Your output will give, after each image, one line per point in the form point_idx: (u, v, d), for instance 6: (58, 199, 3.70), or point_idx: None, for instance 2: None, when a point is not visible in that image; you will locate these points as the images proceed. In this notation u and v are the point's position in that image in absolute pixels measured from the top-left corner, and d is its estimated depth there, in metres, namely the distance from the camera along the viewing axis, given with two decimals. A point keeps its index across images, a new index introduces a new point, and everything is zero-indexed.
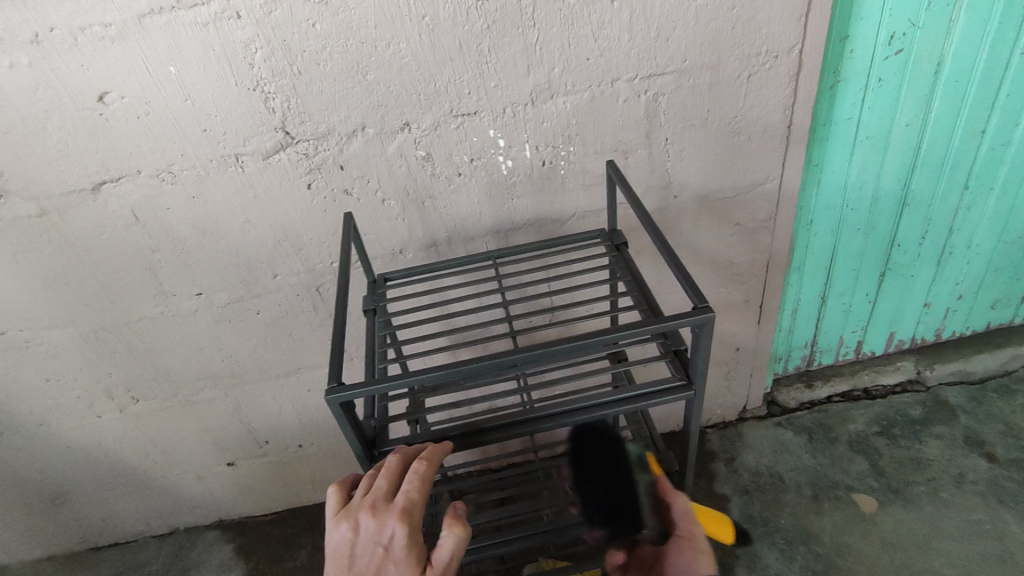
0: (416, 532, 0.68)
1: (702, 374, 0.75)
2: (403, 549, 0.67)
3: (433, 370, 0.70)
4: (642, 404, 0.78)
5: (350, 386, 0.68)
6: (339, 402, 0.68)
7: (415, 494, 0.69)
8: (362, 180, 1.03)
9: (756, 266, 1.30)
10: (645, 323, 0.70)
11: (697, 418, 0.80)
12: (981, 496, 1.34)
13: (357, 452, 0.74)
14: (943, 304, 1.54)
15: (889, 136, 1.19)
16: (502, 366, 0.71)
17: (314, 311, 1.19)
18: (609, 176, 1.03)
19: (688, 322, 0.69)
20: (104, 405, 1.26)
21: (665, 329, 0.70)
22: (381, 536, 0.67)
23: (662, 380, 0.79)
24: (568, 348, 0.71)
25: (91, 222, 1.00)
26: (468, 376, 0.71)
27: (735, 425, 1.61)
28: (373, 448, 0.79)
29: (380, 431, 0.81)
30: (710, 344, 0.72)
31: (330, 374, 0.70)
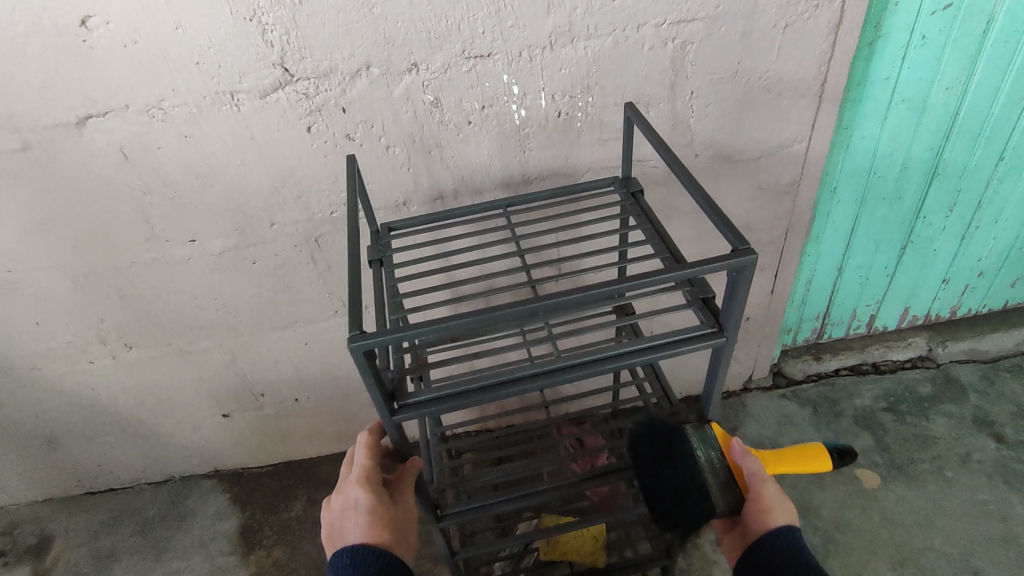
0: (376, 484, 0.74)
1: (734, 320, 0.71)
2: (371, 502, 0.71)
3: (454, 317, 0.65)
4: (670, 355, 0.73)
5: (373, 333, 0.62)
6: (362, 350, 0.62)
7: (367, 458, 0.74)
8: (365, 125, 0.96)
9: (775, 233, 1.25)
10: (680, 268, 0.66)
11: (725, 364, 0.77)
12: (985, 476, 1.33)
13: (378, 405, 0.68)
14: (962, 281, 1.49)
15: (927, 100, 1.12)
16: (529, 314, 0.67)
17: (313, 263, 1.14)
18: (628, 119, 0.95)
19: (727, 265, 0.64)
20: (96, 350, 1.23)
21: (702, 274, 0.65)
22: (350, 503, 0.72)
23: (691, 328, 0.74)
24: (600, 294, 0.66)
25: (77, 159, 0.94)
26: (492, 324, 0.66)
27: (740, 394, 1.59)
28: (393, 402, 0.71)
29: (400, 384, 0.73)
30: (748, 291, 0.68)
31: (350, 321, 0.63)
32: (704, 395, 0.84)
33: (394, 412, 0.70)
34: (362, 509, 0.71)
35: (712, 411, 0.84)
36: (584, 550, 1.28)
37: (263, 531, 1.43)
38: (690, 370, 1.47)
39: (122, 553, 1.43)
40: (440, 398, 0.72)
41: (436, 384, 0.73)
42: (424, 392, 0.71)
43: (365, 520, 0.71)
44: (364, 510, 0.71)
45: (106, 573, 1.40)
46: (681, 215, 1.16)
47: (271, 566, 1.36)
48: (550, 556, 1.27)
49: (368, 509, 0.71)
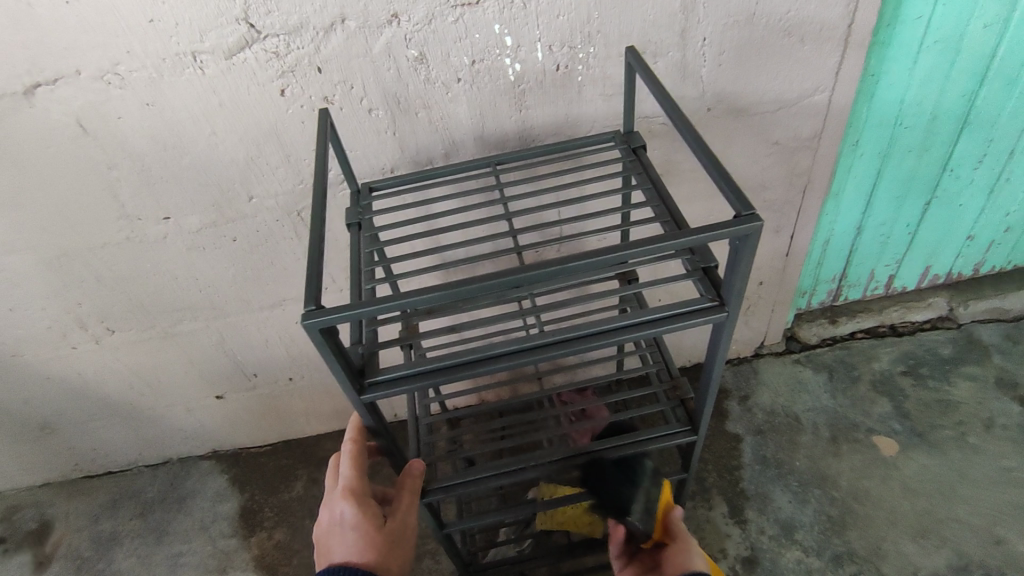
0: (365, 497, 0.67)
1: (736, 294, 0.63)
2: (358, 518, 0.65)
3: (427, 291, 0.58)
4: (663, 330, 0.65)
5: (332, 308, 0.54)
6: (319, 329, 0.54)
7: (352, 469, 0.67)
8: (344, 85, 0.87)
9: (793, 193, 1.16)
10: (676, 235, 0.58)
11: (724, 346, 0.68)
12: (1010, 442, 1.28)
13: (344, 385, 0.61)
14: (988, 237, 1.41)
15: (963, 40, 1.01)
16: (508, 285, 0.60)
17: (297, 238, 1.07)
18: (629, 64, 0.85)
19: (727, 234, 0.56)
20: (77, 336, 1.17)
21: (700, 242, 0.57)
22: (337, 518, 0.66)
23: (688, 301, 0.66)
24: (586, 264, 0.59)
25: (30, 133, 0.86)
26: (467, 296, 0.60)
27: (751, 361, 1.53)
28: (362, 378, 0.65)
29: (370, 359, 0.66)
30: (751, 262, 0.59)
31: (307, 295, 0.56)
32: (704, 384, 0.76)
33: (362, 391, 0.63)
34: (347, 525, 0.65)
35: (714, 390, 0.75)
36: (583, 520, 1.12)
37: (264, 512, 1.40)
38: (700, 339, 1.41)
39: (123, 537, 1.41)
40: (417, 374, 0.65)
41: (414, 359, 0.66)
42: (399, 368, 0.65)
43: (350, 538, 0.65)
44: (350, 526, 0.65)
45: (108, 557, 1.38)
46: (692, 175, 1.07)
47: (273, 548, 1.34)
48: (548, 526, 1.15)
49: (353, 526, 0.65)
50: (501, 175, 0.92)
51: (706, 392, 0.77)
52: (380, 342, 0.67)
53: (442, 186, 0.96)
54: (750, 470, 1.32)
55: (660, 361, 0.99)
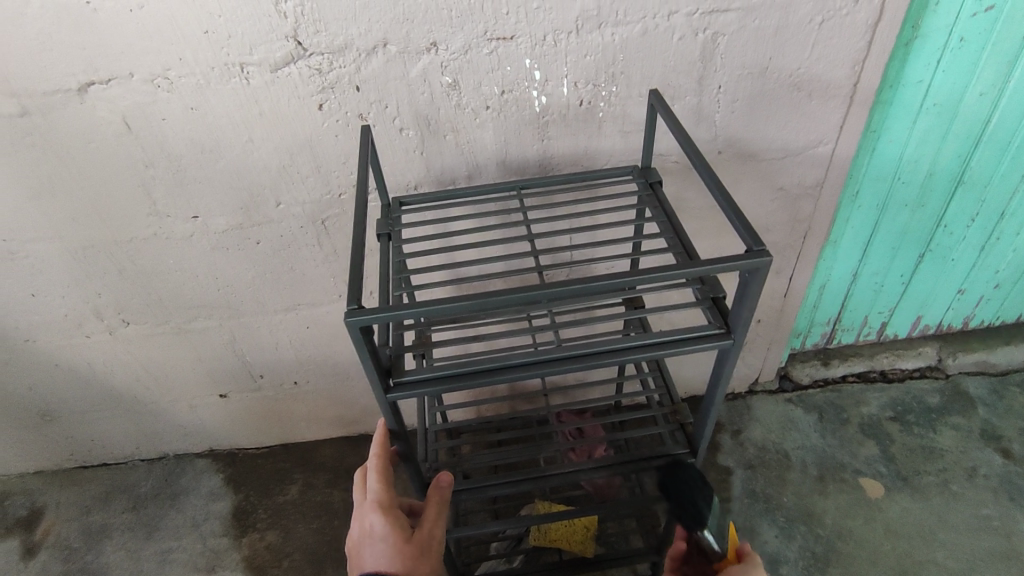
0: (392, 508, 0.69)
1: (743, 323, 0.67)
2: (386, 530, 0.67)
3: (459, 299, 0.62)
4: (673, 352, 0.69)
5: (373, 308, 0.58)
6: (359, 326, 0.58)
7: (379, 483, 0.69)
8: (379, 105, 0.92)
9: (793, 237, 1.21)
10: (692, 264, 0.62)
11: (727, 373, 0.72)
12: (991, 492, 1.31)
13: (373, 382, 0.65)
14: (978, 292, 1.46)
15: (959, 105, 1.08)
16: (532, 300, 0.64)
17: (318, 245, 1.11)
18: (651, 105, 0.91)
19: (739, 266, 0.61)
20: (92, 325, 1.20)
21: (714, 272, 0.62)
22: (366, 530, 0.68)
23: (697, 328, 0.71)
24: (605, 285, 0.63)
25: (77, 127, 0.90)
26: (493, 308, 0.64)
27: (745, 397, 1.56)
28: (388, 378, 0.68)
29: (396, 360, 0.70)
30: (759, 294, 0.64)
31: (348, 294, 0.60)
32: (704, 408, 0.80)
33: (388, 391, 0.67)
34: (377, 537, 0.67)
35: (714, 416, 0.79)
36: (575, 539, 1.17)
37: (257, 513, 1.41)
38: (697, 371, 1.45)
39: (113, 530, 1.41)
40: (438, 379, 0.69)
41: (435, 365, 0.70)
42: (423, 371, 0.68)
43: (380, 549, 0.67)
44: (379, 538, 0.67)
45: (97, 549, 1.38)
46: (700, 213, 1.12)
47: (264, 550, 1.35)
48: (540, 543, 1.18)
49: (382, 537, 0.67)
50: (524, 198, 0.97)
51: (706, 417, 0.81)
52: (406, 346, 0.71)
53: (464, 205, 1.00)
54: (738, 503, 1.34)
55: (660, 386, 1.03)
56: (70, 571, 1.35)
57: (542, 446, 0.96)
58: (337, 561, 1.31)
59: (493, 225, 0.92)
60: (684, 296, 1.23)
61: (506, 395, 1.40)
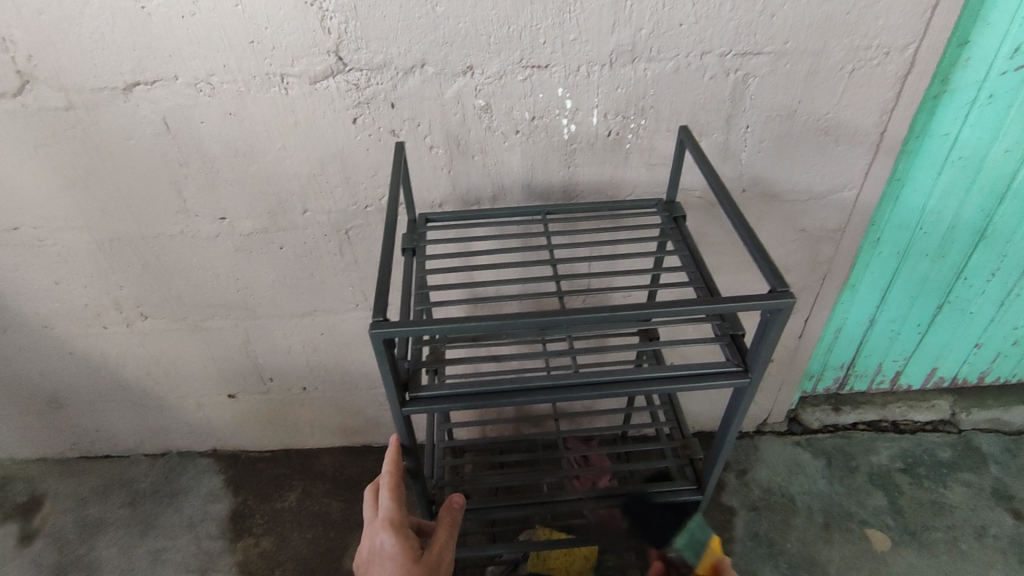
0: (402, 527, 0.69)
1: (762, 362, 0.67)
2: (395, 548, 0.67)
3: (481, 319, 0.63)
4: (691, 387, 0.69)
5: (397, 322, 0.59)
6: (382, 339, 0.59)
7: (390, 500, 0.70)
8: (412, 122, 0.94)
9: (811, 279, 1.21)
10: (717, 300, 0.62)
11: (743, 411, 0.72)
12: (1001, 553, 1.28)
13: (390, 395, 0.65)
14: (996, 347, 1.45)
15: (985, 160, 1.08)
16: (554, 325, 0.65)
17: (339, 255, 1.12)
18: (681, 140, 0.92)
19: (763, 306, 0.61)
20: (111, 317, 1.22)
21: (738, 310, 0.62)
22: (376, 548, 0.68)
23: (715, 364, 0.71)
24: (627, 315, 0.63)
25: (118, 125, 0.93)
26: (514, 330, 0.64)
27: (752, 437, 1.54)
28: (404, 392, 0.69)
29: (414, 375, 0.70)
30: (781, 334, 0.64)
31: (374, 305, 0.60)
32: (716, 446, 0.80)
33: (403, 404, 0.67)
34: (386, 554, 0.67)
35: (726, 454, 0.78)
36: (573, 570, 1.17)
37: (254, 518, 1.41)
38: (706, 407, 1.43)
39: (111, 524, 1.41)
40: (453, 396, 0.69)
41: (452, 381, 0.71)
42: (439, 388, 0.69)
43: (389, 568, 0.66)
44: (388, 556, 0.67)
45: (92, 541, 1.38)
46: (719, 249, 1.12)
47: (258, 556, 1.34)
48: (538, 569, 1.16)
49: (390, 555, 0.67)
50: (547, 223, 0.98)
51: (717, 455, 0.80)
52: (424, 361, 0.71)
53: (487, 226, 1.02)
54: (740, 544, 1.32)
55: (671, 420, 1.02)
56: (64, 561, 1.35)
57: (547, 472, 0.96)
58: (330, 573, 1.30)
59: (515, 248, 0.93)
60: (697, 330, 1.23)
61: (512, 417, 1.40)
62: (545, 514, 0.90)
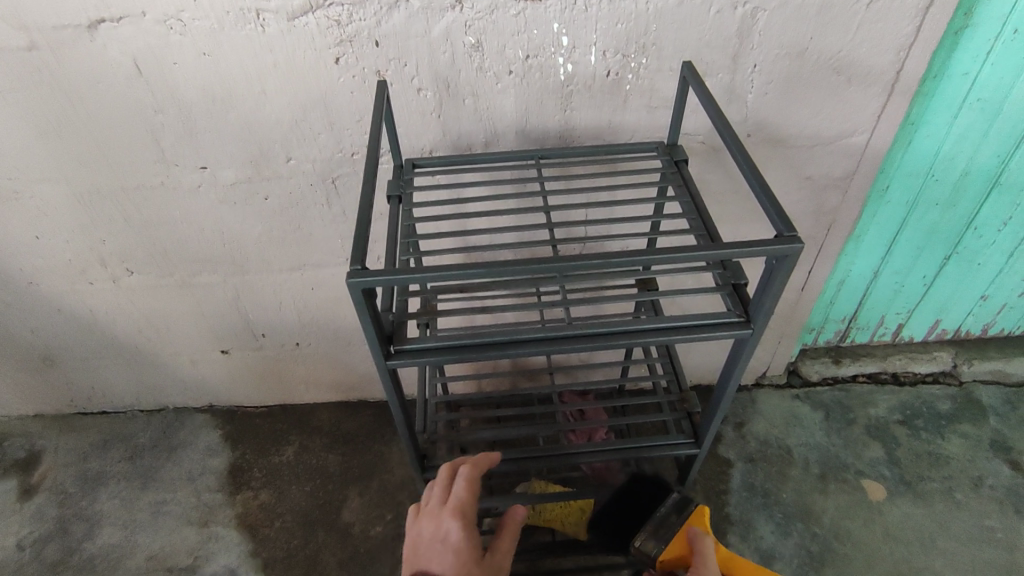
0: (472, 524, 0.68)
1: (765, 312, 0.65)
2: (462, 540, 0.66)
3: (469, 268, 0.60)
4: (689, 338, 0.67)
5: (376, 270, 0.56)
6: (361, 288, 0.56)
7: (467, 491, 0.69)
8: (398, 62, 0.89)
9: (816, 230, 1.17)
10: (720, 247, 0.59)
11: (744, 363, 0.70)
12: (996, 503, 1.29)
13: (373, 347, 0.63)
14: (1001, 299, 1.42)
15: (1004, 103, 1.03)
16: (546, 274, 0.62)
17: (327, 205, 1.08)
18: (683, 77, 0.87)
19: (767, 251, 0.58)
20: (96, 273, 1.19)
21: (741, 257, 0.59)
22: (438, 533, 0.66)
23: (716, 314, 0.68)
24: (623, 262, 0.60)
25: (85, 68, 0.87)
26: (503, 278, 0.61)
27: (751, 389, 1.54)
28: (389, 345, 0.66)
29: (398, 327, 0.68)
30: (787, 282, 0.61)
31: (352, 254, 0.57)
32: (715, 399, 0.78)
33: (387, 357, 0.65)
34: (449, 543, 0.65)
35: (725, 407, 0.77)
36: (569, 520, 1.15)
37: (252, 473, 1.41)
38: (705, 361, 1.42)
39: (110, 479, 1.42)
40: (440, 349, 0.67)
41: (439, 334, 0.68)
42: (425, 340, 0.66)
43: (450, 557, 0.65)
44: (451, 543, 0.65)
45: (92, 495, 1.39)
46: (722, 197, 1.08)
47: (257, 509, 1.35)
48: (534, 522, 1.18)
49: (456, 544, 0.65)
50: (541, 169, 0.93)
51: (716, 407, 0.79)
52: (410, 313, 0.69)
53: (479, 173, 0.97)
54: (736, 496, 1.33)
55: (668, 372, 1.00)
56: (65, 515, 1.36)
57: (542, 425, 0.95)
58: (328, 525, 1.31)
59: (508, 196, 0.89)
60: (697, 282, 1.20)
61: (508, 371, 1.38)
62: (539, 467, 0.89)
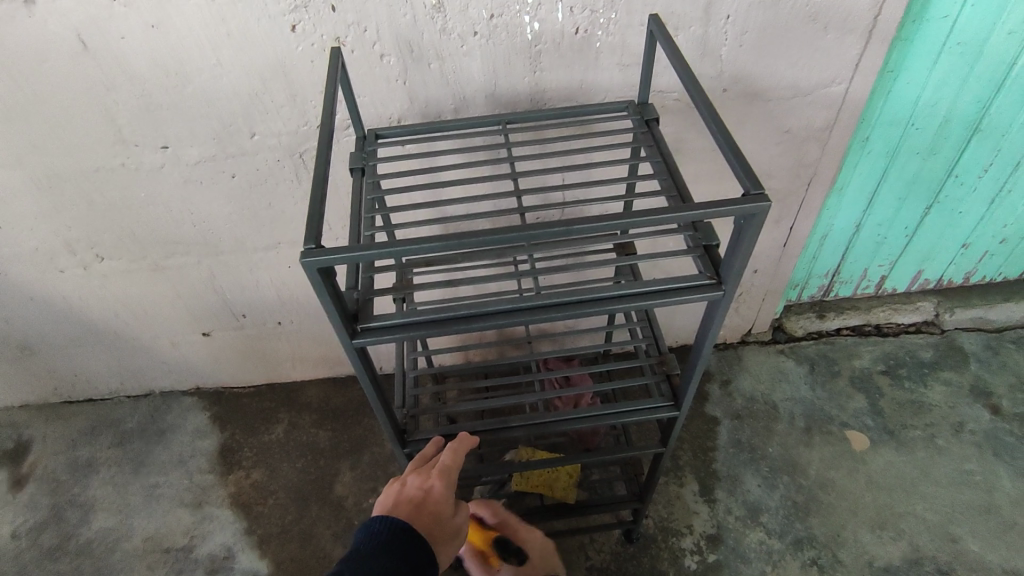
0: (452, 484, 0.76)
1: (736, 273, 0.64)
2: (439, 494, 0.74)
3: (429, 241, 0.58)
4: (662, 303, 0.66)
5: (330, 248, 0.54)
6: (316, 268, 0.55)
7: (457, 455, 0.77)
8: (357, 27, 0.85)
9: (796, 184, 1.16)
10: (686, 208, 0.58)
11: (718, 325, 0.69)
12: (976, 447, 1.31)
13: (337, 327, 0.61)
14: (983, 246, 1.42)
15: (985, 45, 1.01)
16: (511, 243, 0.60)
17: (297, 181, 1.05)
18: (651, 31, 0.84)
19: (734, 211, 0.56)
20: (65, 260, 1.16)
21: (708, 218, 0.57)
22: (422, 483, 0.75)
23: (688, 277, 0.67)
24: (588, 228, 0.59)
25: (26, 45, 0.83)
26: (466, 250, 0.59)
27: (736, 347, 1.54)
28: (355, 323, 0.65)
29: (364, 305, 0.67)
30: (755, 242, 0.59)
31: (306, 232, 0.55)
32: (692, 361, 0.78)
33: (354, 335, 0.64)
34: (429, 493, 0.74)
35: (702, 369, 0.77)
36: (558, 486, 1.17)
37: (243, 452, 1.42)
38: (689, 321, 1.42)
39: (100, 465, 1.42)
40: (408, 325, 0.65)
41: (406, 309, 0.67)
42: (392, 317, 0.65)
43: (426, 506, 0.73)
44: (431, 495, 0.74)
45: (84, 482, 1.39)
46: (700, 155, 1.06)
47: (249, 487, 1.36)
48: (521, 488, 1.17)
49: (434, 497, 0.74)
50: (510, 134, 0.90)
51: (693, 369, 0.78)
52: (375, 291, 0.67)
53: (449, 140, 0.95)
54: (723, 452, 1.34)
55: (649, 335, 1.00)
56: (58, 503, 1.36)
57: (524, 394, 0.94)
58: (321, 500, 1.32)
59: (477, 163, 0.87)
60: (678, 243, 1.18)
61: (493, 340, 1.38)
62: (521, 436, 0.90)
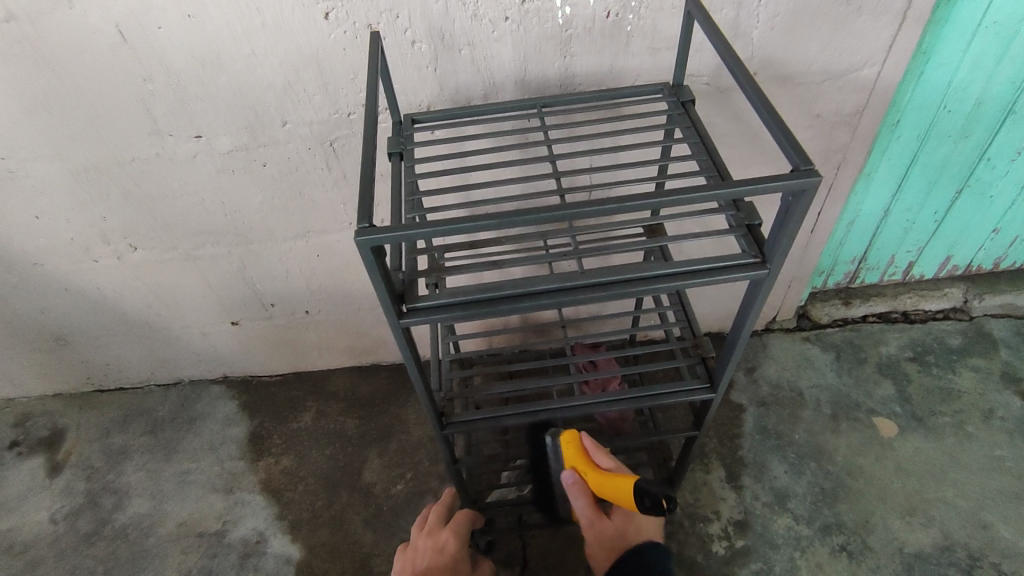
0: (463, 543, 0.93)
1: (781, 251, 0.64)
2: (455, 548, 0.90)
3: (477, 221, 0.59)
4: (705, 282, 0.66)
5: (383, 228, 0.55)
6: (370, 247, 0.56)
7: (462, 519, 0.95)
8: (390, 15, 0.85)
9: (826, 169, 1.14)
10: (734, 185, 0.58)
11: (759, 304, 0.69)
12: (1007, 434, 1.30)
13: (386, 306, 0.62)
14: (1014, 232, 1.40)
15: (1020, 26, 0.99)
16: (557, 222, 0.60)
17: (327, 169, 1.06)
18: (688, 13, 0.83)
19: (783, 186, 0.56)
20: (99, 250, 1.18)
21: (756, 193, 0.58)
22: (438, 544, 0.91)
23: (730, 256, 0.67)
24: (634, 206, 0.59)
25: (68, 38, 0.84)
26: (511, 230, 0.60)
27: (761, 334, 1.54)
28: (401, 303, 0.66)
29: (410, 285, 0.68)
30: (803, 217, 0.60)
31: (359, 212, 0.56)
32: (731, 343, 0.78)
33: (401, 315, 0.65)
34: (446, 549, 0.90)
35: (741, 351, 0.77)
36: None
37: (272, 439, 1.44)
38: (714, 308, 1.41)
39: (133, 451, 1.45)
40: (453, 304, 0.67)
41: (451, 289, 0.68)
42: (438, 297, 0.66)
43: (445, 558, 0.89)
44: (447, 550, 0.90)
45: (118, 469, 1.42)
46: (729, 139, 1.05)
47: (279, 473, 1.38)
48: None
49: (451, 551, 0.90)
50: (544, 118, 0.91)
51: (731, 351, 0.78)
52: (421, 270, 0.68)
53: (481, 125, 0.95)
54: (748, 439, 1.34)
55: (682, 317, 1.00)
56: (94, 489, 1.39)
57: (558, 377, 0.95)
58: (350, 486, 1.34)
59: (510, 146, 0.87)
60: (705, 229, 1.18)
61: (518, 327, 1.39)
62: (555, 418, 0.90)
